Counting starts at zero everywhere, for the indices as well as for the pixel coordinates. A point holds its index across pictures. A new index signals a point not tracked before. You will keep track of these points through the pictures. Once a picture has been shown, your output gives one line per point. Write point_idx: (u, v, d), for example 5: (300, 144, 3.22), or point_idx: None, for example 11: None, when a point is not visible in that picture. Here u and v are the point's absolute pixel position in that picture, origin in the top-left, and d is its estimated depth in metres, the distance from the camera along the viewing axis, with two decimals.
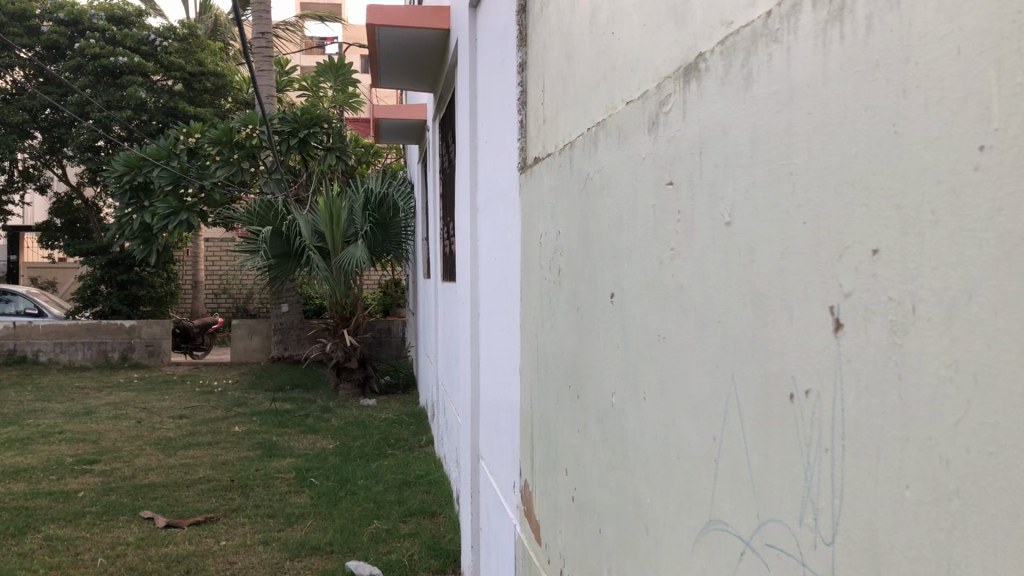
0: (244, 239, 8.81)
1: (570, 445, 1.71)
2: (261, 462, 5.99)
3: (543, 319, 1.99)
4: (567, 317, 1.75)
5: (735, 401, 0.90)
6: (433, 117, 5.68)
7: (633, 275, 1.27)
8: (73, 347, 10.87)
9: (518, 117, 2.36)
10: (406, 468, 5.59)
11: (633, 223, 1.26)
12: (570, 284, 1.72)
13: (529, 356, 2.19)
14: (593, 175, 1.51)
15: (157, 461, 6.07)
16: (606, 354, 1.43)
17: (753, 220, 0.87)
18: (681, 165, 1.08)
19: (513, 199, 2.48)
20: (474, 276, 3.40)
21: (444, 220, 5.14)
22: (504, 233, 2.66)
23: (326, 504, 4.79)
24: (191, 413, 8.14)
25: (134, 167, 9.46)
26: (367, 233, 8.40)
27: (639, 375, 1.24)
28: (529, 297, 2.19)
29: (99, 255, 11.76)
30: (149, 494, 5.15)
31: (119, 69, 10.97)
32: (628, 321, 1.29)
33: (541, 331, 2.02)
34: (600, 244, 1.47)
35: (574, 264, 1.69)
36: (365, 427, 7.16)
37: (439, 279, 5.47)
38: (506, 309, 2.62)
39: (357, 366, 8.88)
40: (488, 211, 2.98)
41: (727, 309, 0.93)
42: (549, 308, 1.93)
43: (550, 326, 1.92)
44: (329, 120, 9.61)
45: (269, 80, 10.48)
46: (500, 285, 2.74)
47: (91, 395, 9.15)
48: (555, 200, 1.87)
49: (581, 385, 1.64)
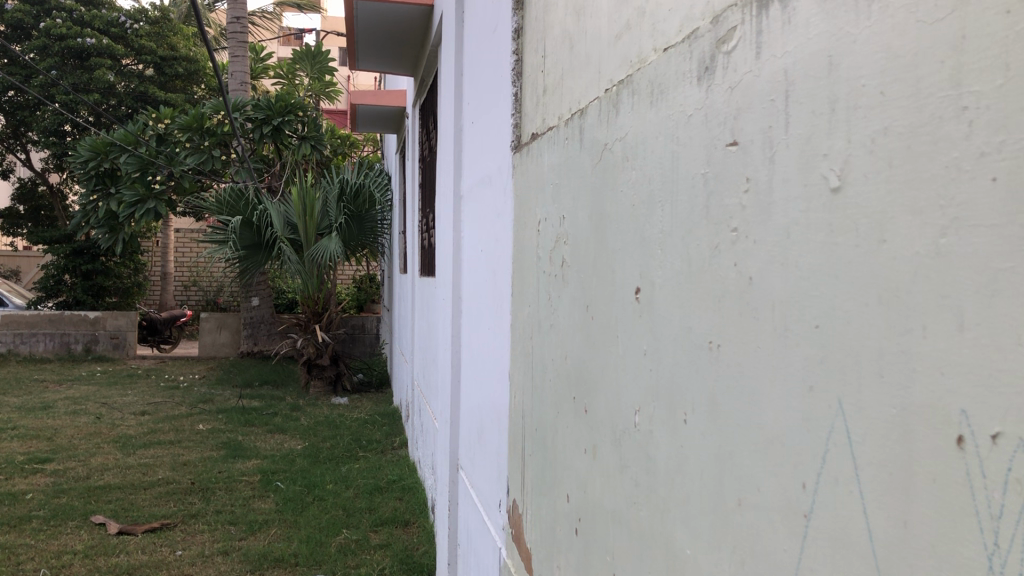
0: (213, 229, 8.48)
1: (573, 467, 1.46)
2: (225, 463, 5.67)
3: (540, 317, 1.73)
4: (570, 316, 1.49)
5: (847, 438, 0.65)
6: (413, 103, 5.41)
7: (669, 266, 1.01)
8: (33, 338, 10.47)
9: (512, 90, 2.09)
10: (377, 472, 5.31)
11: (671, 202, 1.01)
12: (576, 279, 1.46)
13: (522, 360, 1.93)
14: (612, 144, 1.25)
15: (113, 461, 5.74)
16: (625, 364, 1.18)
17: (881, 181, 0.61)
18: (750, 119, 0.82)
19: (503, 184, 2.22)
20: (456, 268, 3.13)
21: (424, 211, 4.85)
22: (491, 223, 2.39)
23: (291, 511, 4.50)
24: (154, 409, 7.80)
25: (100, 153, 9.03)
26: (342, 226, 8.09)
27: (676, 393, 0.99)
28: (521, 293, 1.94)
29: (63, 243, 11.36)
30: (102, 497, 4.82)
31: (87, 51, 10.61)
32: (660, 326, 1.04)
33: (537, 329, 1.76)
34: (619, 229, 1.21)
35: (582, 255, 1.43)
36: (335, 427, 6.87)
37: (416, 274, 5.21)
38: (493, 308, 2.36)
39: (328, 363, 8.58)
40: (474, 197, 2.70)
41: (830, 312, 0.68)
42: (546, 306, 1.67)
43: (548, 324, 1.66)
44: (304, 107, 9.29)
45: (244, 66, 10.14)
46: (486, 280, 2.48)
47: (50, 389, 8.78)
48: (558, 179, 1.60)
49: (588, 398, 1.38)
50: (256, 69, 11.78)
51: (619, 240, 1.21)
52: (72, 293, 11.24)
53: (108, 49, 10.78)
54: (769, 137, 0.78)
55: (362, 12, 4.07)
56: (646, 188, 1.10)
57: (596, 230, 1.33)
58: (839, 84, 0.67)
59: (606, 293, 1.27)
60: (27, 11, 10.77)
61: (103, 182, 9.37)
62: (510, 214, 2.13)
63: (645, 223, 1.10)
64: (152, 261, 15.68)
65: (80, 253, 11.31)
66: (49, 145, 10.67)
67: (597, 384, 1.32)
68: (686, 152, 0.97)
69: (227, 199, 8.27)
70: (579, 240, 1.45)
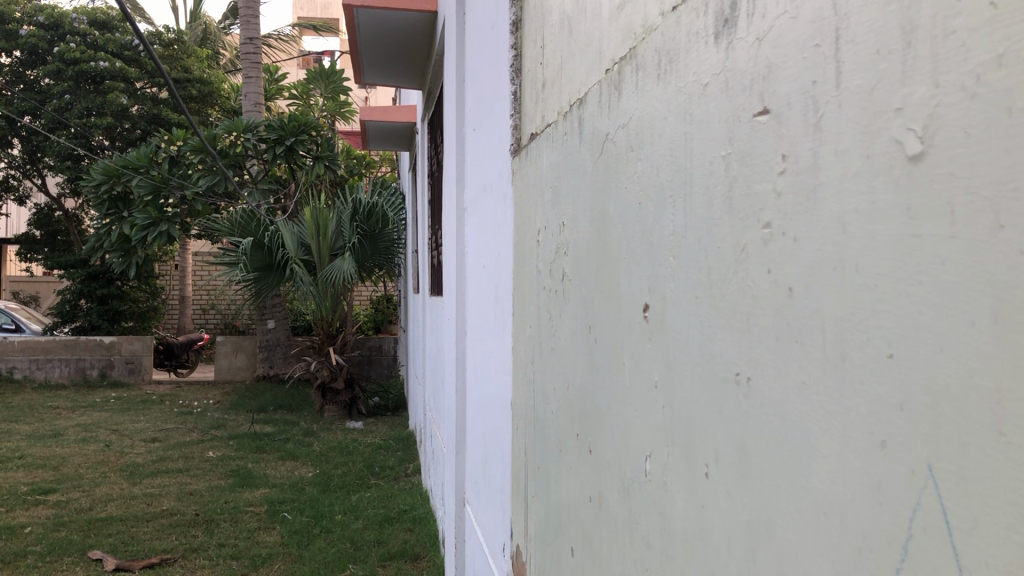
0: (224, 251, 8.35)
1: (578, 516, 1.24)
2: (232, 492, 5.48)
3: (540, 339, 1.53)
4: (573, 340, 1.28)
5: (943, 512, 0.43)
6: (422, 117, 5.23)
7: (684, 276, 0.80)
8: (49, 364, 10.38)
9: (511, 88, 1.89)
10: (389, 501, 5.10)
11: (686, 197, 0.80)
12: (578, 295, 1.26)
13: (524, 389, 1.71)
14: (614, 132, 1.05)
15: (118, 491, 5.57)
16: (634, 399, 0.96)
17: (990, 131, 0.41)
18: (787, 73, 0.61)
19: (504, 192, 2.02)
20: (461, 285, 2.92)
21: (432, 227, 4.65)
22: (493, 236, 2.19)
23: (297, 545, 4.30)
24: (165, 436, 7.64)
25: (112, 176, 8.94)
26: (355, 246, 7.92)
27: (697, 439, 0.77)
28: (523, 312, 1.73)
29: (79, 269, 11.29)
30: (101, 530, 4.64)
31: (100, 74, 10.56)
32: (675, 350, 0.82)
33: (538, 354, 1.55)
34: (625, 233, 1.00)
35: (584, 269, 1.22)
36: (348, 453, 6.68)
37: (427, 293, 5.00)
38: (496, 329, 2.15)
39: (343, 387, 8.39)
40: (477, 210, 2.49)
41: (911, 333, 0.47)
42: (547, 326, 1.47)
43: (550, 348, 1.45)
44: (317, 127, 9.16)
45: (257, 88, 10.02)
46: (488, 298, 2.27)
47: (63, 416, 8.65)
48: (557, 181, 1.40)
49: (594, 436, 1.16)
50: (271, 90, 11.66)
51: (624, 246, 1.00)
52: (87, 318, 11.15)
53: (121, 72, 10.72)
54: (813, 97, 0.58)
55: (362, 21, 3.90)
56: (654, 182, 0.89)
57: (598, 238, 1.12)
58: (922, 5, 0.46)
59: (609, 312, 1.07)
60: (40, 36, 10.75)
61: (116, 206, 9.27)
62: (510, 224, 1.92)
63: (654, 227, 0.89)
64: (170, 284, 15.60)
65: (96, 278, 11.22)
66: (62, 169, 10.60)
67: (602, 421, 1.10)
68: (702, 131, 0.76)
69: (239, 220, 8.15)
70: (579, 248, 1.24)
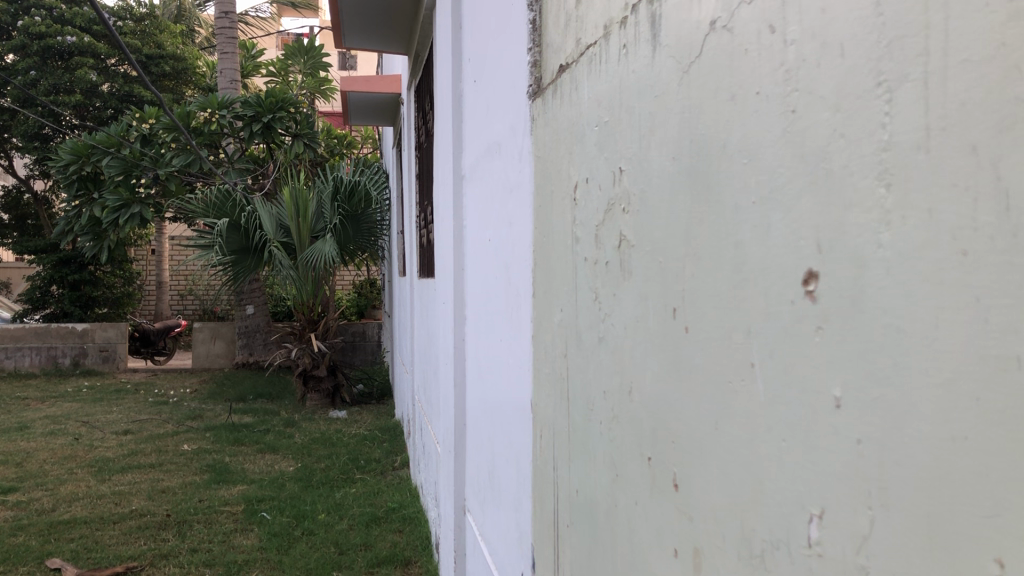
0: (198, 233, 7.95)
1: (649, 573, 0.90)
2: (207, 490, 5.11)
3: (580, 328, 1.18)
4: (636, 330, 0.94)
5: None
6: (407, 86, 4.86)
7: (927, 221, 0.46)
8: (19, 353, 9.96)
9: (529, 17, 1.51)
10: (375, 498, 4.75)
11: (931, 85, 0.46)
12: (645, 270, 0.91)
13: (552, 392, 1.37)
14: (728, 17, 0.70)
15: (84, 490, 5.18)
16: (777, 426, 0.62)
17: None
18: None
19: (517, 148, 1.66)
20: (457, 263, 2.57)
21: (420, 201, 4.29)
22: (501, 203, 1.83)
23: (276, 549, 3.94)
24: (138, 428, 7.25)
25: (81, 155, 8.52)
26: (337, 227, 7.53)
27: (966, 512, 0.43)
28: (548, 298, 1.38)
29: (50, 253, 10.84)
30: (63, 535, 4.26)
31: (68, 50, 10.11)
32: (901, 354, 0.48)
33: (575, 344, 1.21)
34: (761, 163, 0.65)
35: (659, 235, 0.87)
36: (332, 444, 6.33)
37: (414, 275, 4.62)
38: (507, 314, 1.79)
39: (326, 374, 8.02)
40: (479, 175, 2.13)
41: None
42: (590, 312, 1.13)
43: (595, 341, 1.11)
44: (296, 103, 8.75)
45: (234, 63, 9.56)
46: (495, 277, 1.92)
47: (31, 407, 8.25)
48: (608, 119, 1.05)
49: (682, 469, 0.81)
50: (247, 65, 11.19)
51: (756, 185, 0.66)
52: (58, 305, 10.72)
53: (90, 48, 10.26)
54: None
55: None
56: (837, 69, 0.55)
57: (691, 186, 0.78)
58: None
59: (716, 297, 0.73)
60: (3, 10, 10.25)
61: (85, 186, 8.85)
62: (528, 185, 1.56)
63: (838, 144, 0.55)
64: (146, 270, 15.17)
65: (67, 262, 10.77)
66: (30, 149, 10.15)
67: (699, 450, 0.77)
68: None
69: (214, 200, 7.76)
70: (648, 201, 0.90)
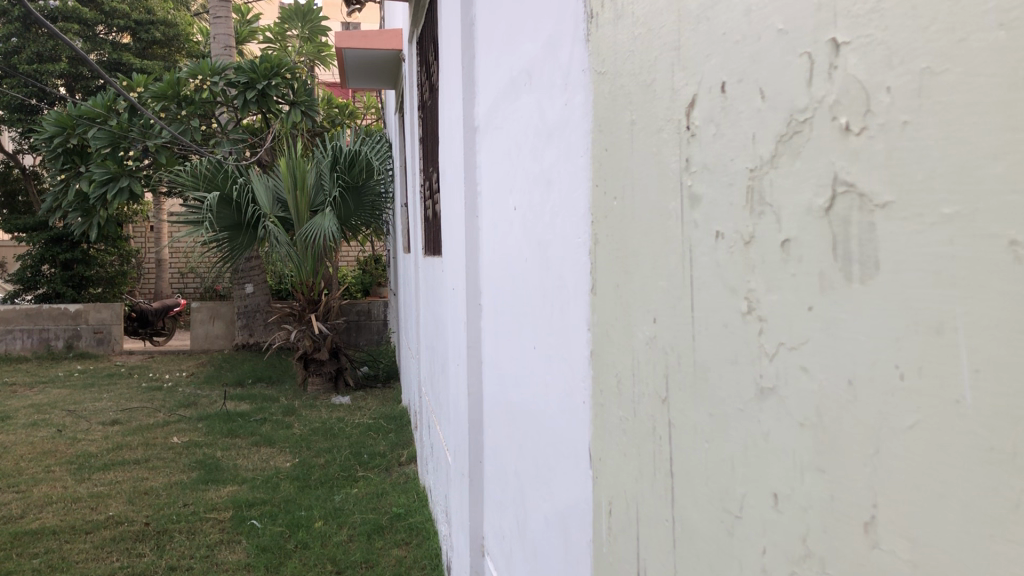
0: (188, 207, 7.41)
1: None
2: (194, 492, 4.62)
3: (703, 364, 0.65)
4: (896, 401, 0.42)
5: None
6: (409, 40, 4.32)
7: None
8: (10, 336, 9.49)
9: None
10: (379, 501, 4.26)
11: None
12: (942, 263, 0.39)
13: (630, 457, 0.84)
14: None
15: (59, 492, 4.69)
16: None
17: None
18: None
19: (561, 71, 1.12)
20: (473, 242, 2.03)
21: (426, 168, 3.74)
22: (534, 154, 1.30)
23: (264, 568, 3.43)
24: (127, 417, 6.77)
25: (65, 126, 7.98)
26: (337, 200, 6.99)
27: None
28: (625, 301, 0.85)
29: (40, 231, 10.32)
30: (27, 549, 3.79)
31: (52, 15, 9.53)
32: None
33: (687, 388, 0.69)
34: None
35: (1010, 183, 0.35)
36: (333, 435, 5.85)
37: (420, 252, 4.07)
38: (545, 322, 1.26)
39: (328, 357, 7.52)
40: (501, 122, 1.59)
41: None
42: (727, 335, 0.61)
43: (745, 394, 0.59)
44: (292, 68, 8.19)
45: (227, 28, 8.98)
46: (527, 263, 1.38)
47: (18, 394, 7.77)
48: None
49: None
50: (241, 31, 10.62)
51: None
52: (50, 285, 10.21)
53: (75, 13, 9.67)
54: None
55: None
56: None
57: None
58: None
59: None
60: None
61: (71, 160, 8.32)
62: (580, 127, 1.02)
63: None
64: (145, 247, 14.67)
65: (58, 241, 10.25)
66: (14, 121, 9.65)
67: None
68: None
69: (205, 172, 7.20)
70: (956, 99, 0.37)
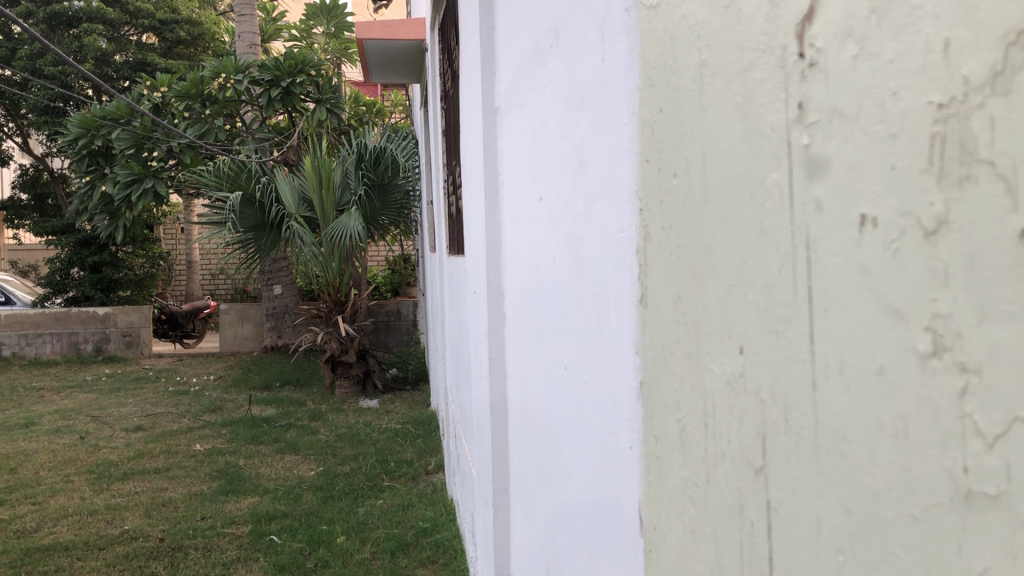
0: (211, 208, 7.23)
1: None
2: (213, 503, 4.43)
3: (841, 427, 0.40)
4: None
5: None
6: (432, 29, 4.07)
7: None
8: (39, 339, 9.40)
9: None
10: (405, 514, 4.04)
11: None
12: None
13: (703, 544, 0.59)
14: None
15: (75, 504, 4.52)
16: None
17: None
18: None
19: (597, 20, 0.87)
20: (495, 240, 1.80)
21: (449, 163, 3.49)
22: (562, 129, 1.07)
23: None
24: (151, 423, 6.62)
25: (89, 127, 7.83)
26: (363, 198, 6.78)
27: None
28: (690, 320, 0.60)
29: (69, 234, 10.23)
30: (38, 567, 3.60)
31: (76, 15, 9.42)
32: None
33: (802, 458, 0.44)
34: None
35: None
36: (360, 442, 5.64)
37: (446, 252, 3.84)
38: (579, 337, 1.02)
39: (355, 360, 7.32)
40: (523, 99, 1.35)
41: None
42: (890, 391, 0.36)
43: (936, 485, 0.34)
44: (316, 64, 7.98)
45: (252, 26, 8.82)
46: (554, 265, 1.15)
47: (44, 400, 7.65)
48: None
49: None
50: (267, 29, 10.47)
51: None
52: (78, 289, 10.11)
53: (100, 13, 9.55)
54: None
55: None
56: None
57: None
58: None
59: None
60: None
61: (96, 161, 8.19)
62: (623, 88, 0.78)
63: None
64: (177, 249, 14.62)
65: (87, 244, 10.15)
66: (40, 124, 9.56)
67: None
68: None
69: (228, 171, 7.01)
70: None
